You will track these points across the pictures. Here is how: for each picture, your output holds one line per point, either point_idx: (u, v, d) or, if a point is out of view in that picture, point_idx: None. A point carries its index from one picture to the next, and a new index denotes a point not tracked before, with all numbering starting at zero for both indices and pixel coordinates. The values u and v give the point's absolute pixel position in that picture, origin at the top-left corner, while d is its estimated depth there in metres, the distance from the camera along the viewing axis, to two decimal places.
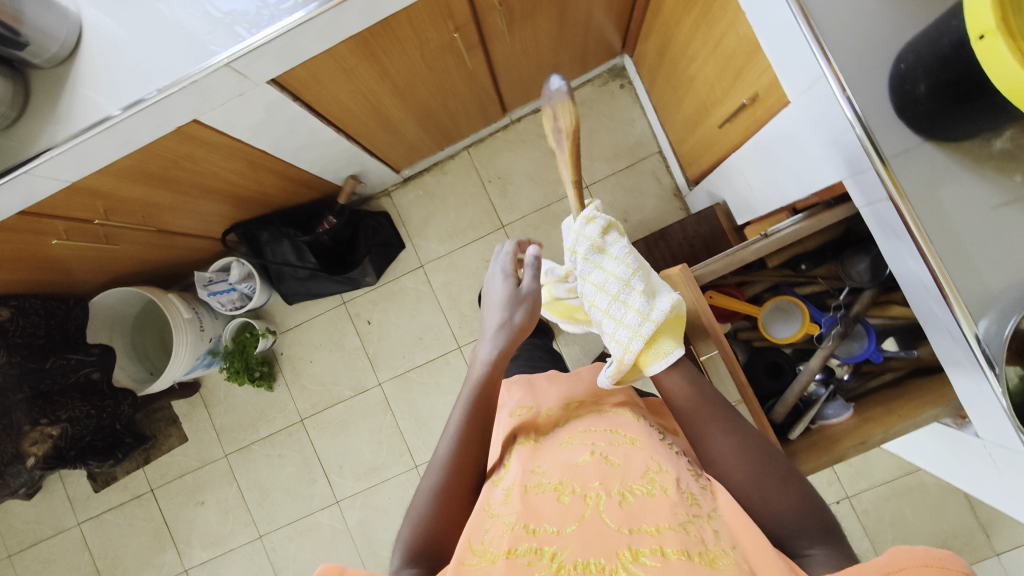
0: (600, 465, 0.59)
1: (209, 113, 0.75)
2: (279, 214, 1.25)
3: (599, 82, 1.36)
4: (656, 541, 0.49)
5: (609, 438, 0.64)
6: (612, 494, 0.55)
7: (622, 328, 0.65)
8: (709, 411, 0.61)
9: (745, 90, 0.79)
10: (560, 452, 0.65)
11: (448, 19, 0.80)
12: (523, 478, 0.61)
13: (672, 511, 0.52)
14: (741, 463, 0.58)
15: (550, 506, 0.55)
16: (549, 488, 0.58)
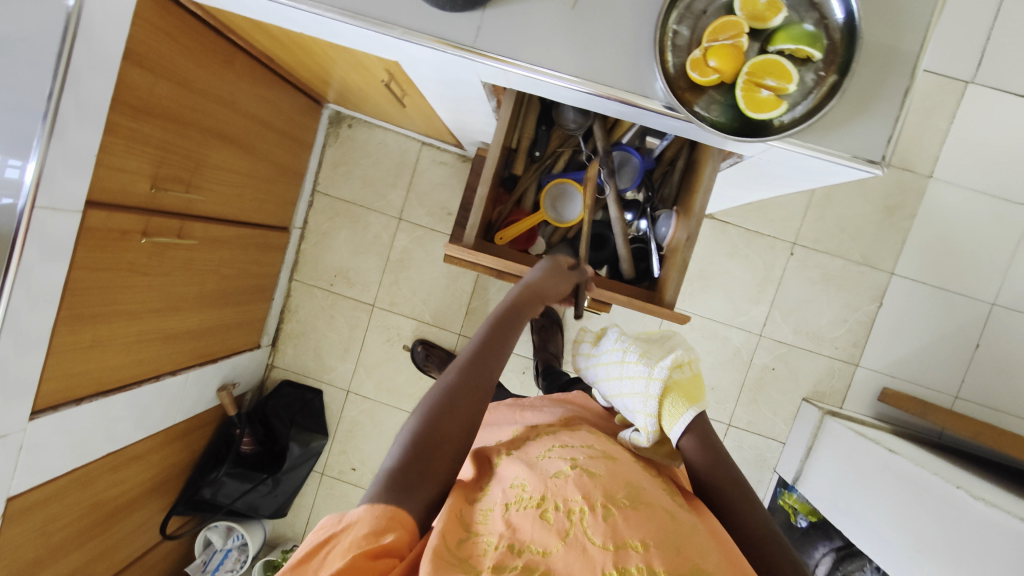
0: (579, 476, 0.55)
1: (13, 481, 0.74)
2: (199, 469, 1.24)
3: (333, 139, 1.37)
4: (641, 560, 0.48)
5: (586, 453, 0.60)
6: (595, 507, 0.51)
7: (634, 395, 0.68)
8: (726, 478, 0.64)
9: (378, 72, 0.80)
10: (532, 464, 0.59)
11: (125, 234, 0.80)
12: (502, 495, 0.55)
13: (655, 528, 0.52)
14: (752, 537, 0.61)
15: (531, 523, 0.51)
16: (530, 503, 0.52)
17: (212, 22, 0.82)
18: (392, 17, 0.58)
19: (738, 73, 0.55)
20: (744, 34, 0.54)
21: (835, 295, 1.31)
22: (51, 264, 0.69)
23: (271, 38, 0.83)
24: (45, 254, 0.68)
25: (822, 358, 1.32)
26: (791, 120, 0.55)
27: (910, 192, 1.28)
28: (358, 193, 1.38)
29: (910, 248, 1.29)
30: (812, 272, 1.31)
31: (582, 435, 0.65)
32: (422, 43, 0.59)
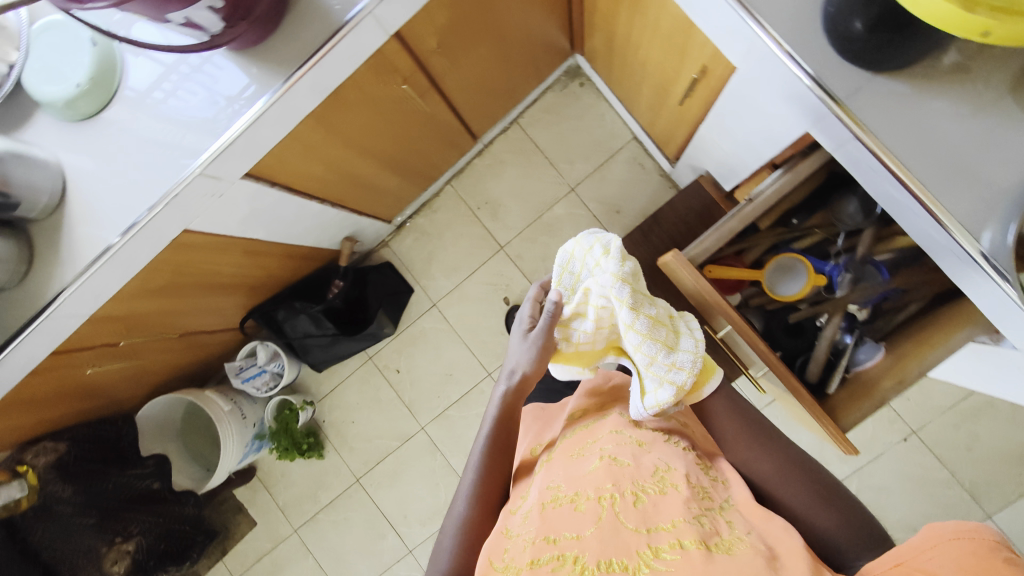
0: (611, 469, 0.63)
1: (195, 220, 0.79)
2: (289, 290, 1.29)
3: (559, 87, 1.37)
4: (673, 536, 0.55)
5: (616, 440, 0.69)
6: (626, 495, 0.60)
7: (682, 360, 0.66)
8: (756, 439, 0.72)
9: (693, 64, 0.79)
10: (567, 464, 0.67)
11: (394, 73, 0.83)
12: (540, 495, 0.63)
13: (686, 506, 0.59)
14: (793, 483, 0.68)
15: (566, 516, 0.59)
16: (564, 500, 0.61)
17: None
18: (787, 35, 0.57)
19: None
20: None
21: (918, 502, 1.25)
22: (341, 67, 0.71)
23: None
24: (344, 57, 0.70)
25: None
26: None
27: None
28: (551, 145, 1.39)
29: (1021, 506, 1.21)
30: (910, 467, 1.25)
31: (616, 419, 0.74)
32: (795, 72, 0.58)
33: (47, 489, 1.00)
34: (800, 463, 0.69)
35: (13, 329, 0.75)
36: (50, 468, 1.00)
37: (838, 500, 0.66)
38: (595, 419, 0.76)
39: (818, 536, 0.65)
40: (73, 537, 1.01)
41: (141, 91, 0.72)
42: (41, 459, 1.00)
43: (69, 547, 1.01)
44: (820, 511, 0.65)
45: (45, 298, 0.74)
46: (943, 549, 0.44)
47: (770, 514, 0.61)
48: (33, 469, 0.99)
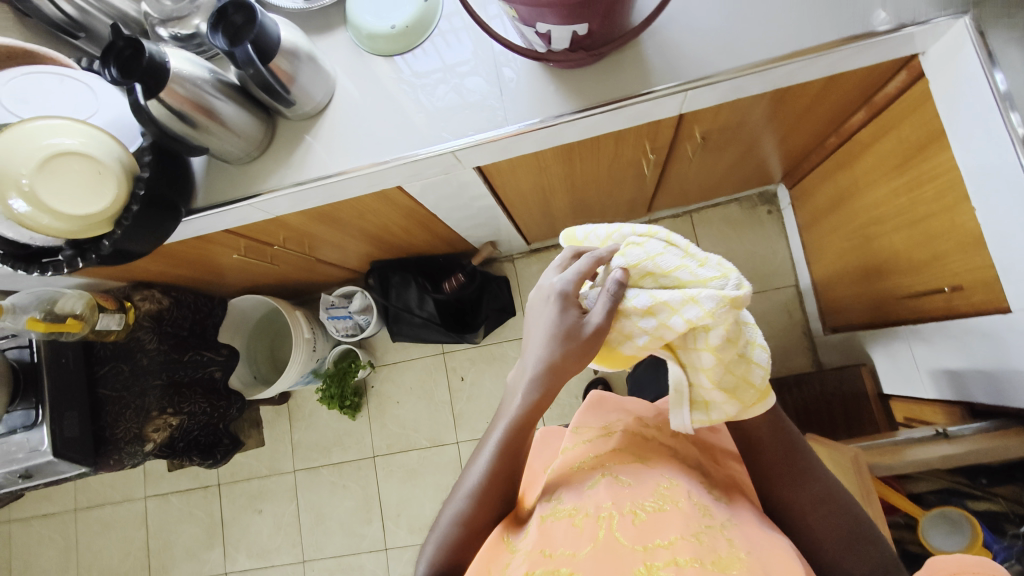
0: (611, 487, 0.61)
1: (411, 183, 0.80)
2: (415, 261, 1.30)
3: (748, 203, 1.35)
4: (670, 554, 0.52)
5: (620, 460, 0.66)
6: (624, 513, 0.57)
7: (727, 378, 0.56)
8: (793, 460, 0.62)
9: (947, 277, 0.76)
10: (570, 479, 0.66)
11: (650, 141, 0.82)
12: (541, 508, 0.62)
13: (684, 522, 0.55)
14: (822, 517, 0.60)
15: (564, 531, 0.57)
16: (563, 515, 0.59)
17: (883, 101, 0.81)
18: None
19: None
20: None
21: None
22: (625, 121, 0.71)
23: (900, 155, 0.81)
24: (636, 114, 0.70)
25: None
26: None
27: None
28: (712, 251, 1.36)
29: None
30: None
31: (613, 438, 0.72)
32: None
33: (137, 333, 1.03)
34: (838, 499, 0.61)
35: (214, 199, 0.76)
36: (148, 316, 1.04)
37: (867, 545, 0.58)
38: (601, 434, 0.73)
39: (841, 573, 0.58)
40: (137, 389, 1.02)
41: (438, 54, 0.73)
42: (145, 305, 1.04)
43: (128, 398, 1.02)
44: (850, 555, 0.58)
45: (256, 188, 0.76)
46: None
47: (771, 535, 0.56)
48: (135, 310, 1.02)
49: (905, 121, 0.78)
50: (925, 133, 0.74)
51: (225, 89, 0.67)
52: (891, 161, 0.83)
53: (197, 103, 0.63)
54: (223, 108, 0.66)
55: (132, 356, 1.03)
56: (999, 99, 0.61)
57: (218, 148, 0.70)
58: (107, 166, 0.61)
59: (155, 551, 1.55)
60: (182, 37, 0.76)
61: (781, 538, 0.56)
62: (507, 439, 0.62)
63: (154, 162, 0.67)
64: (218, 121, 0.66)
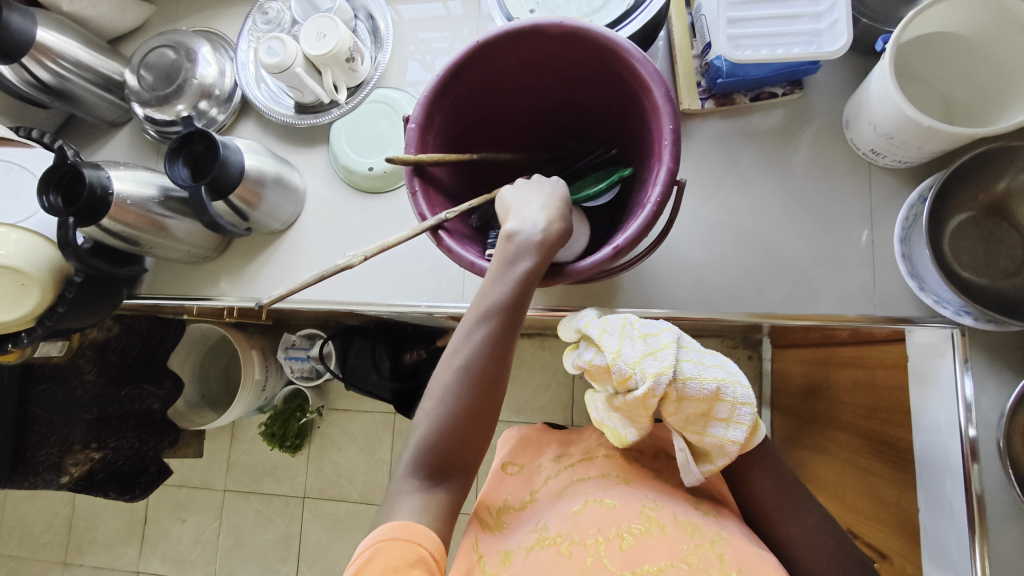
0: (598, 512, 0.64)
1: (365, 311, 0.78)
2: (380, 325, 1.28)
3: (731, 344, 1.28)
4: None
5: (602, 483, 0.69)
6: (614, 539, 0.61)
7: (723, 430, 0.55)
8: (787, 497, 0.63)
9: (879, 545, 0.73)
10: (556, 505, 0.69)
11: None
12: (526, 537, 0.65)
13: (671, 548, 0.59)
14: (822, 551, 0.59)
15: (550, 558, 0.61)
16: (548, 542, 0.63)
17: (866, 337, 0.77)
18: None
19: None
20: None
21: None
22: None
23: (869, 396, 0.77)
24: None
25: None
26: None
27: None
28: None
29: None
30: None
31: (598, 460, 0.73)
32: None
33: (78, 361, 1.01)
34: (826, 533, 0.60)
35: (158, 291, 0.74)
36: (92, 344, 1.01)
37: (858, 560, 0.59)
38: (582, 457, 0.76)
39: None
40: (67, 417, 1.01)
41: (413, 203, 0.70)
42: (93, 332, 1.02)
43: (56, 424, 1.01)
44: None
45: (203, 292, 0.73)
46: (387, 549, 0.47)
47: (759, 551, 0.59)
48: (81, 337, 1.00)
49: (880, 370, 0.74)
50: (893, 396, 0.71)
51: (177, 205, 0.64)
52: (861, 395, 0.79)
53: (142, 225, 0.61)
54: (171, 224, 0.64)
55: (67, 381, 1.01)
56: (968, 435, 0.57)
57: (168, 253, 0.68)
58: (32, 277, 0.59)
59: (75, 531, 1.56)
60: (160, 122, 0.73)
61: (768, 555, 0.59)
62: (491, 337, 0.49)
63: (86, 281, 0.62)
64: (165, 235, 0.64)
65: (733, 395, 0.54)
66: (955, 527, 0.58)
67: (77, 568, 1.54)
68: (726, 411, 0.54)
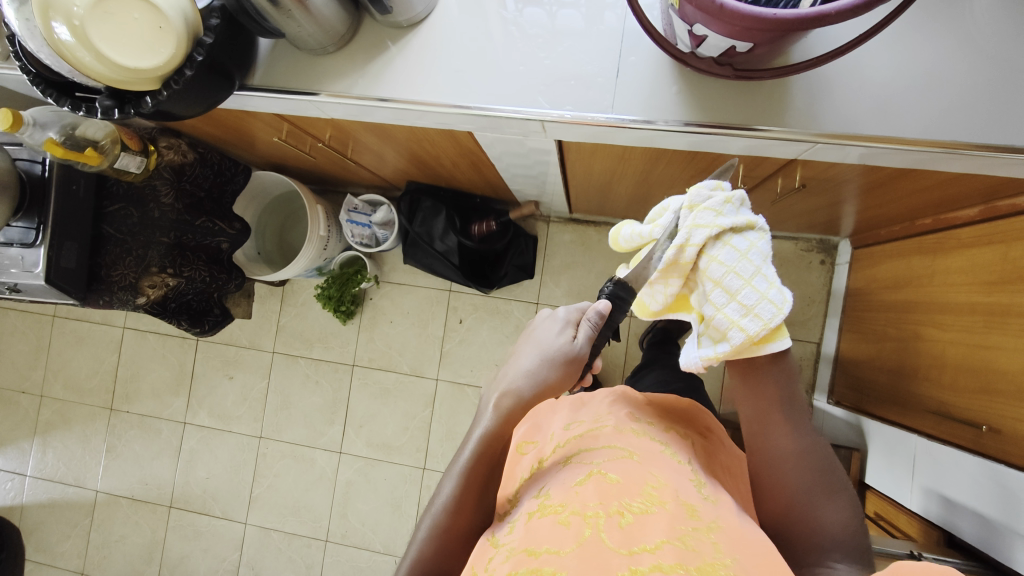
0: (600, 485, 0.59)
1: (485, 132, 0.74)
2: (450, 192, 1.26)
3: (804, 246, 1.28)
4: (654, 560, 0.51)
5: (608, 455, 0.64)
6: (612, 513, 0.56)
7: (732, 308, 0.60)
8: (785, 411, 0.63)
9: (986, 414, 0.72)
10: (559, 472, 0.64)
11: (745, 167, 0.76)
12: (528, 505, 0.61)
13: (669, 526, 0.55)
14: (802, 472, 0.61)
15: (549, 528, 0.56)
16: (550, 511, 0.57)
17: (1004, 210, 0.74)
18: None
19: None
20: None
21: None
22: (736, 149, 0.65)
23: (995, 273, 0.75)
24: (748, 147, 0.64)
25: None
26: None
27: None
28: None
29: None
30: None
31: (608, 432, 0.68)
32: None
33: (154, 182, 0.97)
34: (815, 454, 0.62)
35: (273, 83, 0.69)
36: (169, 167, 0.97)
37: (835, 487, 0.61)
38: (590, 427, 0.71)
39: (812, 528, 0.60)
40: (143, 239, 0.99)
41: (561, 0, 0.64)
42: (169, 154, 0.97)
43: (131, 244, 0.99)
44: (821, 504, 0.60)
45: (322, 86, 0.68)
46: None
47: (756, 536, 0.56)
48: (157, 157, 0.95)
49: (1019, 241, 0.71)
50: None
51: None
52: (983, 275, 0.77)
53: None
54: None
55: (143, 204, 0.98)
56: None
57: (295, 33, 0.62)
58: (170, 24, 0.54)
59: (122, 379, 1.58)
60: None
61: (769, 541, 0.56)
62: (483, 443, 0.66)
63: (220, 28, 0.58)
64: (303, 4, 0.57)
65: (758, 303, 0.59)
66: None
67: (125, 414, 1.57)
68: (753, 302, 0.59)
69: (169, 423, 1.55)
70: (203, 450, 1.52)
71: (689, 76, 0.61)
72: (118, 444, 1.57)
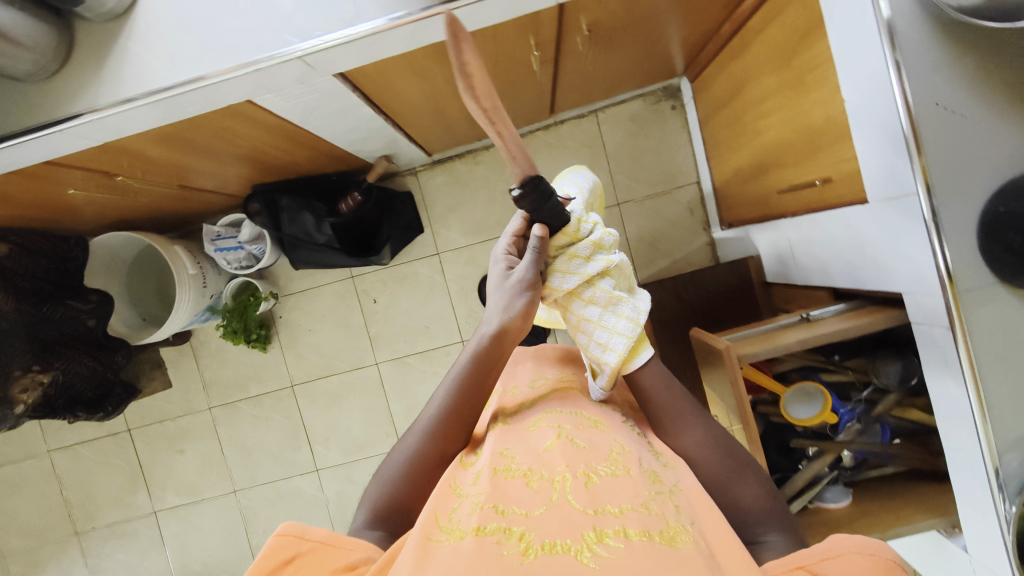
0: (567, 449, 0.61)
1: (265, 95, 0.70)
2: (304, 180, 1.20)
3: (652, 99, 1.30)
4: (619, 523, 0.52)
5: (574, 421, 0.67)
6: (578, 475, 0.57)
7: (615, 335, 0.67)
8: (685, 406, 0.68)
9: (819, 170, 0.77)
10: (526, 435, 0.66)
11: (533, 33, 0.76)
12: (492, 460, 0.62)
13: (635, 491, 0.56)
14: (711, 457, 0.64)
15: (518, 489, 0.57)
16: (517, 473, 0.60)
17: None
18: (945, 212, 0.57)
19: None
20: None
21: None
22: (498, 14, 0.65)
23: (785, 44, 0.78)
24: (506, 6, 0.64)
25: None
26: None
27: None
28: (618, 152, 1.33)
29: None
30: None
31: (574, 400, 0.72)
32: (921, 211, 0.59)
33: None
34: (721, 436, 0.66)
35: (15, 128, 0.63)
36: None
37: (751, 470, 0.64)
38: (555, 386, 0.75)
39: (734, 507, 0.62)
40: None
41: None
42: None
43: None
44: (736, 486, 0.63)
45: (67, 111, 0.63)
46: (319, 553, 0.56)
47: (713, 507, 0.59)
48: None
49: (789, 6, 0.75)
50: (807, 19, 0.71)
51: None
52: (777, 51, 0.81)
53: None
54: None
55: None
56: None
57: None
58: None
59: (74, 502, 1.49)
60: None
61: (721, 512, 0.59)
62: (462, 382, 0.69)
63: None
64: None
65: (618, 327, 0.67)
66: (877, 86, 0.60)
67: (93, 532, 1.49)
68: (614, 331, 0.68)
69: (142, 520, 1.49)
70: (188, 529, 1.47)
71: None
72: (100, 563, 1.49)
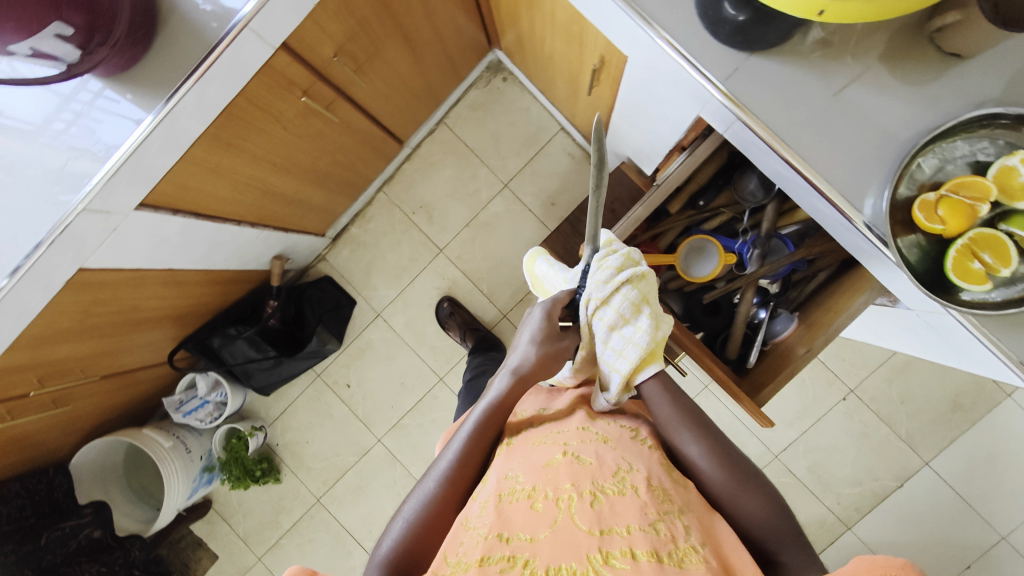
0: (573, 467, 0.53)
1: (92, 257, 0.76)
2: (220, 317, 1.24)
3: (482, 83, 1.36)
4: (626, 543, 0.46)
5: (580, 436, 0.57)
6: (583, 494, 0.50)
7: (630, 345, 0.60)
8: (690, 415, 0.60)
9: (592, 56, 0.79)
10: (531, 451, 0.57)
11: (291, 85, 0.80)
12: (496, 485, 0.54)
13: (642, 511, 0.49)
14: (718, 472, 0.56)
15: (522, 514, 0.50)
16: (521, 494, 0.52)
17: None
18: (663, 24, 0.58)
19: (960, 234, 0.55)
20: (990, 201, 0.54)
21: (865, 455, 1.29)
22: (228, 84, 0.70)
23: None
24: (229, 72, 0.69)
25: (822, 506, 1.30)
26: (981, 300, 0.55)
27: (982, 397, 1.25)
28: (479, 143, 1.37)
29: (956, 450, 1.26)
30: (856, 424, 1.29)
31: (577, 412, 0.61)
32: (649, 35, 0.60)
33: None
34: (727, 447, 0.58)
35: None
36: None
37: (760, 483, 0.56)
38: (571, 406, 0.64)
39: (739, 526, 0.55)
40: None
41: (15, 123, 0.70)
42: None
43: None
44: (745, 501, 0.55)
45: None
46: None
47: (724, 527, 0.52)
48: None
49: None
50: None
51: None
52: None
53: None
54: None
55: None
56: None
57: None
58: None
59: None
60: None
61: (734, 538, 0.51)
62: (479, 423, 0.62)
63: None
64: None
65: (634, 335, 0.60)
66: None
67: None
68: (628, 337, 0.61)
69: None
70: None
71: (138, 84, 0.69)
72: None
